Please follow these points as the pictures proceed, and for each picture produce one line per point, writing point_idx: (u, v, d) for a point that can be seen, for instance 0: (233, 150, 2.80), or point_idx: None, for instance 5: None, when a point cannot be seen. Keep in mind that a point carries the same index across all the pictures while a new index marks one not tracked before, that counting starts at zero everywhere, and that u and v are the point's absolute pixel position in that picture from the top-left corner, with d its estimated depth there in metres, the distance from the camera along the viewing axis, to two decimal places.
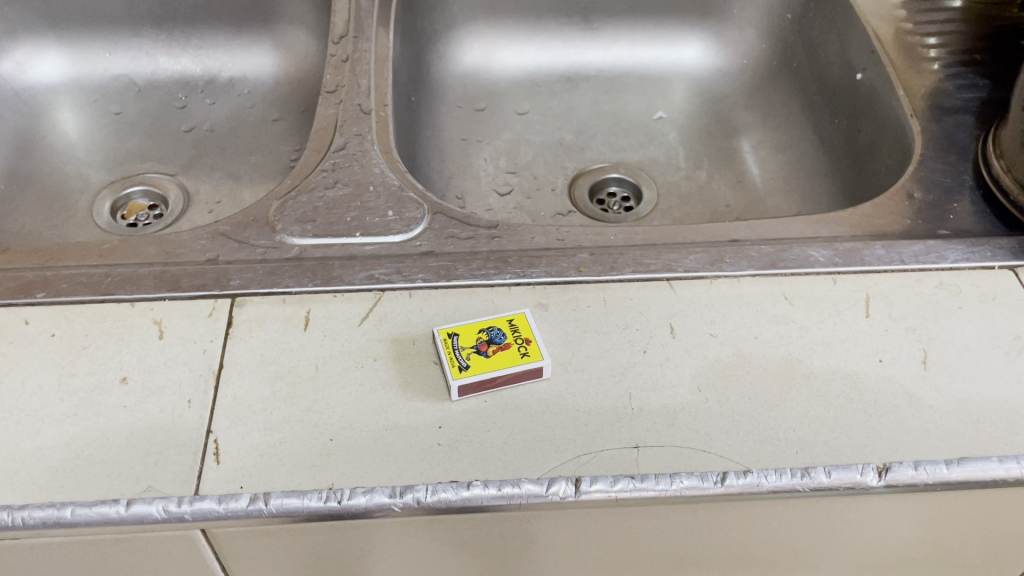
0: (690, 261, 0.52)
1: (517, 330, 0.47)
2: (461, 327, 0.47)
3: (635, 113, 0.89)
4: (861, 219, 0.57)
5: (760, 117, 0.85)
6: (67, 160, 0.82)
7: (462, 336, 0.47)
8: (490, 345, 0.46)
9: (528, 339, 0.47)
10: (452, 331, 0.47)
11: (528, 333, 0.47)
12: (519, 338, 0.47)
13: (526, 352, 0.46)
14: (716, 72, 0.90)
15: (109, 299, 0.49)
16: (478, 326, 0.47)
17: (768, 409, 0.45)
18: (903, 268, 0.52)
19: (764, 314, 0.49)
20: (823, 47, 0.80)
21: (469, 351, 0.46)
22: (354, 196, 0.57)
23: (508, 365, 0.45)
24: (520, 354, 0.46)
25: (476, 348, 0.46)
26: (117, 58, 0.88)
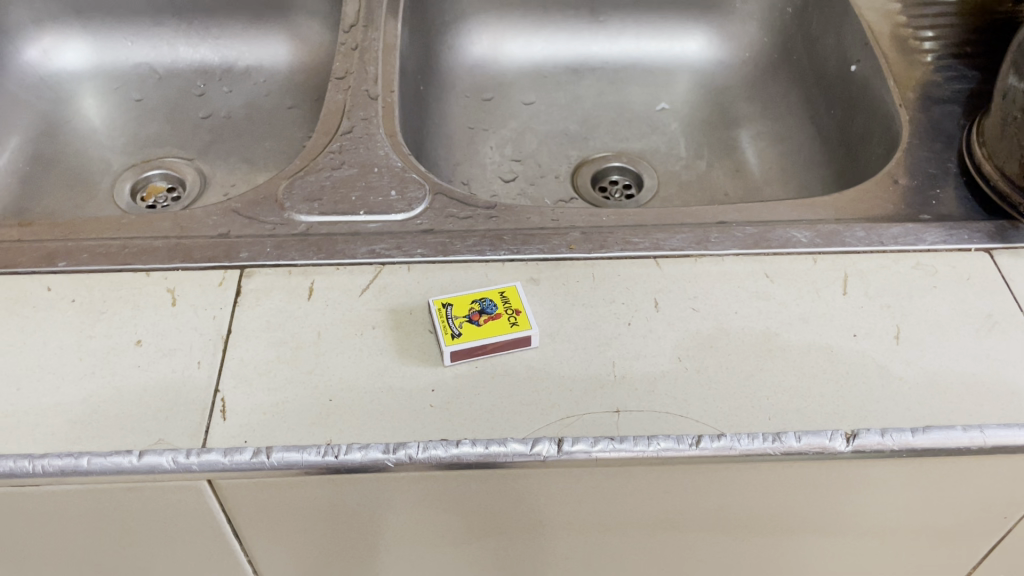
0: (676, 240, 0.55)
1: (507, 302, 0.50)
2: (454, 298, 0.50)
3: (637, 105, 0.92)
4: (845, 202, 0.59)
5: (759, 108, 0.88)
6: (89, 146, 0.88)
7: (455, 307, 0.49)
8: (482, 314, 0.49)
9: (517, 310, 0.49)
10: (446, 302, 0.50)
11: (519, 304, 0.50)
12: (509, 308, 0.49)
13: (516, 322, 0.48)
14: (719, 63, 0.92)
15: (125, 269, 0.52)
16: (471, 298, 0.50)
17: (745, 377, 0.47)
18: (881, 249, 0.54)
19: (744, 291, 0.52)
20: (820, 40, 0.82)
21: (461, 321, 0.48)
22: (359, 177, 0.61)
23: (499, 333, 0.47)
24: (510, 324, 0.48)
25: (468, 317, 0.49)
26: (138, 47, 0.94)
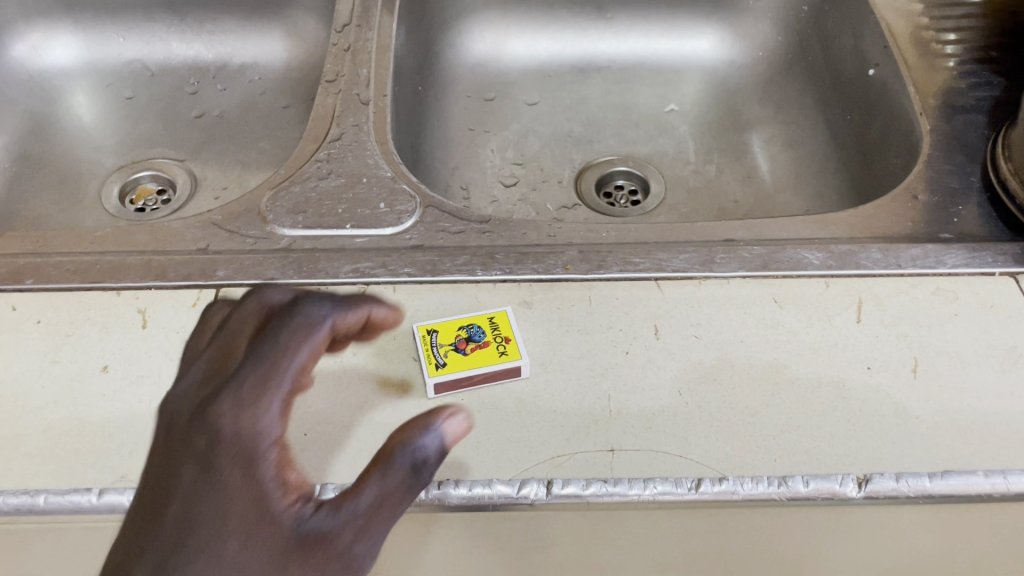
0: (679, 260, 0.51)
1: (497, 329, 0.47)
2: (441, 325, 0.47)
3: (645, 106, 0.88)
4: (861, 219, 0.56)
5: (772, 111, 0.84)
6: (79, 146, 0.86)
7: (441, 333, 0.47)
8: (468, 343, 0.46)
9: (507, 338, 0.47)
10: (431, 328, 0.47)
11: (508, 331, 0.47)
12: (498, 336, 0.47)
13: (505, 351, 0.46)
14: (731, 63, 0.88)
15: (96, 287, 0.50)
16: (457, 324, 0.47)
17: (749, 414, 0.44)
18: (899, 273, 0.51)
19: (751, 317, 0.48)
20: (838, 41, 0.78)
21: (447, 349, 0.46)
22: (346, 187, 0.58)
23: (485, 364, 0.45)
24: (499, 353, 0.45)
25: (454, 346, 0.46)
26: (130, 43, 0.91)
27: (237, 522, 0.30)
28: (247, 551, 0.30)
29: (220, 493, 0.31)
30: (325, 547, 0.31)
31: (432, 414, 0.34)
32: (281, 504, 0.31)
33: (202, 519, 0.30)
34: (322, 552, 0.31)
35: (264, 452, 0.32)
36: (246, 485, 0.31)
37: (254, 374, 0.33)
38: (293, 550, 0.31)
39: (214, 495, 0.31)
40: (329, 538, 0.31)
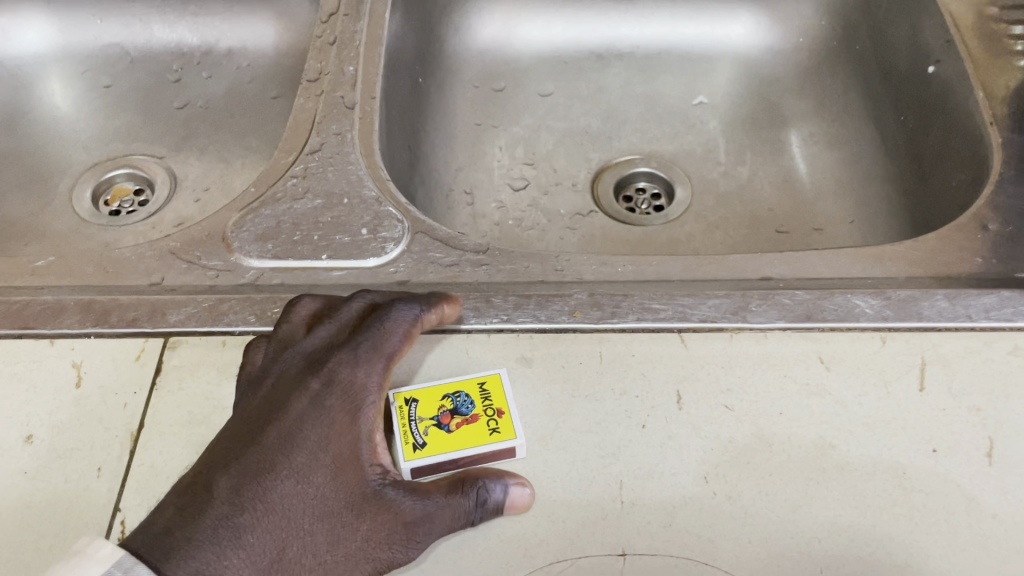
0: (707, 307, 0.44)
1: (488, 398, 0.40)
2: (421, 392, 0.40)
3: (670, 98, 0.79)
4: (922, 254, 0.47)
5: (814, 106, 0.75)
6: (51, 140, 0.79)
7: (422, 403, 0.40)
8: (453, 416, 0.39)
9: (500, 410, 0.40)
10: (409, 396, 0.40)
11: (501, 401, 0.40)
12: (489, 408, 0.40)
13: (496, 429, 0.39)
14: (768, 50, 0.79)
15: (26, 335, 0.43)
16: (441, 392, 0.40)
17: (789, 510, 0.37)
18: (970, 327, 0.43)
19: (792, 383, 0.41)
20: (892, 30, 0.68)
21: (428, 425, 0.39)
22: (324, 209, 0.50)
23: (474, 446, 0.38)
24: (489, 432, 0.39)
25: (437, 420, 0.39)
26: (108, 25, 0.83)
27: (327, 461, 0.36)
28: (332, 489, 0.35)
29: (321, 425, 0.36)
30: (391, 512, 0.35)
31: (498, 473, 0.37)
32: (365, 458, 0.36)
33: (304, 449, 0.36)
34: (389, 514, 0.35)
35: (363, 406, 0.37)
36: (342, 428, 0.37)
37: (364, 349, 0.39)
38: (367, 503, 0.35)
39: (314, 428, 0.36)
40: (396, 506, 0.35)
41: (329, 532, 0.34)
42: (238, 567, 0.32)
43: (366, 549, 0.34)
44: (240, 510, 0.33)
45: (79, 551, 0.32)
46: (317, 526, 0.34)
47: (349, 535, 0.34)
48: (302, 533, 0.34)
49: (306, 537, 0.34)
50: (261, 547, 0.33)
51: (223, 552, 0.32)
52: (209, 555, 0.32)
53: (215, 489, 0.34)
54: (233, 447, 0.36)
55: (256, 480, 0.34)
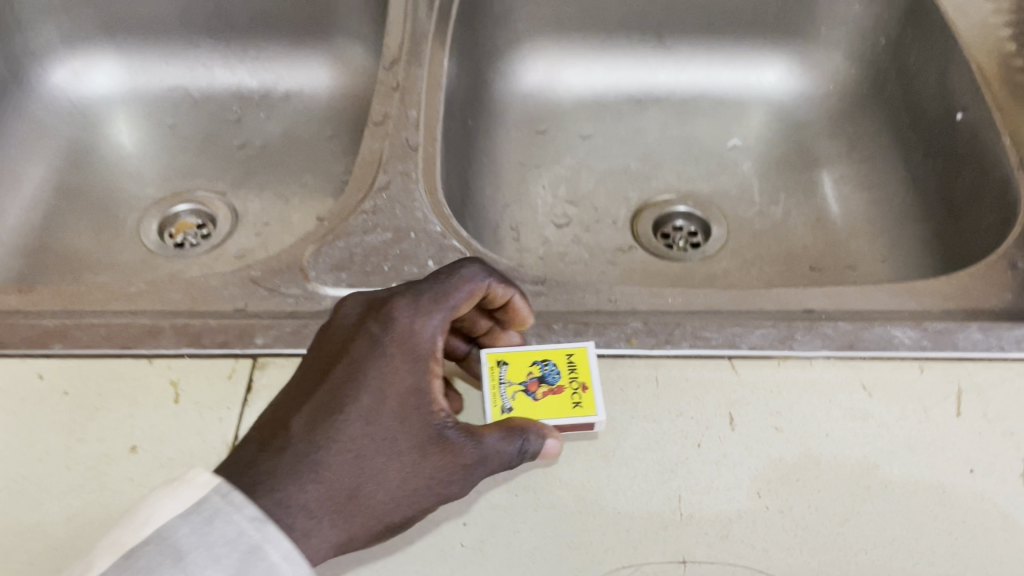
0: (755, 336, 0.47)
1: (575, 369, 0.44)
2: (512, 357, 0.45)
3: (706, 140, 0.83)
4: (957, 289, 0.50)
5: (844, 150, 0.79)
6: (119, 176, 0.83)
7: (511, 368, 0.44)
8: (540, 384, 0.44)
9: (585, 385, 0.43)
10: (501, 359, 0.45)
11: (587, 375, 0.43)
12: (574, 381, 0.43)
13: (579, 402, 0.43)
14: (800, 96, 0.83)
15: (126, 354, 0.46)
16: (530, 361, 0.44)
17: (837, 524, 0.40)
18: (1002, 358, 0.46)
19: (836, 407, 0.44)
20: (920, 79, 0.72)
21: (515, 390, 0.43)
22: (393, 242, 0.54)
23: (556, 415, 0.42)
24: (572, 403, 0.42)
25: (524, 386, 0.43)
26: (173, 68, 0.88)
27: (391, 401, 0.39)
28: (399, 429, 0.38)
29: (384, 369, 0.39)
30: (454, 454, 0.39)
31: (536, 423, 0.41)
32: (425, 403, 0.39)
33: (374, 390, 0.39)
34: (452, 453, 0.39)
35: (419, 356, 0.40)
36: (401, 375, 0.39)
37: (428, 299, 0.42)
38: (430, 442, 0.39)
39: (378, 371, 0.39)
40: (453, 445, 0.39)
41: (399, 468, 0.38)
42: (316, 498, 0.36)
43: (431, 483, 0.38)
44: (317, 448, 0.37)
45: (178, 480, 0.36)
46: (387, 462, 0.38)
47: (418, 470, 0.38)
48: (374, 468, 0.37)
49: (378, 472, 0.37)
50: (337, 483, 0.36)
51: (303, 486, 0.36)
52: (291, 489, 0.35)
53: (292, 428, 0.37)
54: (307, 392, 0.39)
55: (329, 420, 0.38)
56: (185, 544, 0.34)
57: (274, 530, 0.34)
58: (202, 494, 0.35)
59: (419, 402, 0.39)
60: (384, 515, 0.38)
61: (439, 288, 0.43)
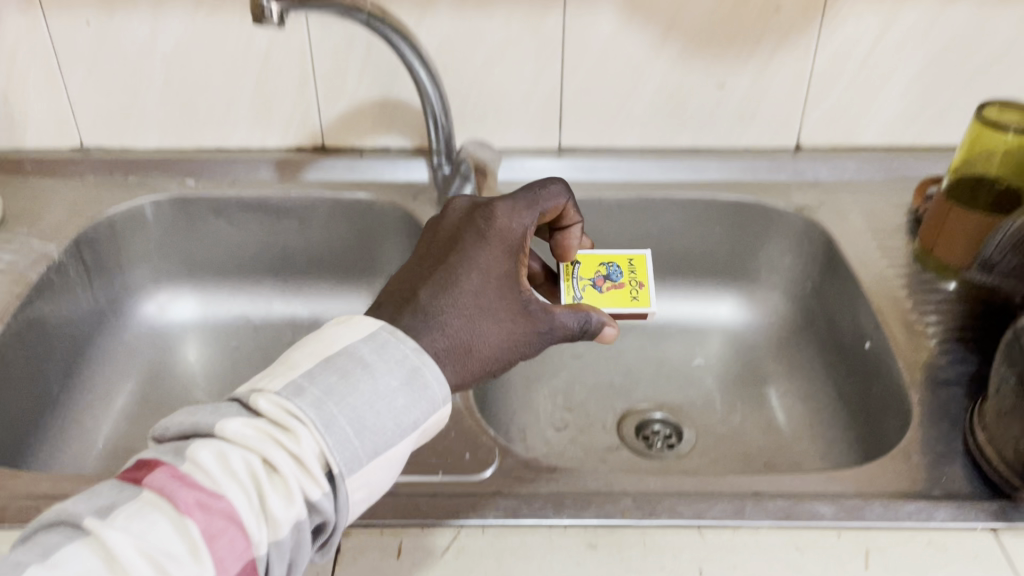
0: (715, 510, 0.63)
1: (631, 272, 0.81)
2: (588, 259, 0.81)
3: (675, 361, 1.02)
4: (866, 476, 0.67)
5: (786, 368, 0.98)
6: (190, 388, 1.00)
7: (588, 266, 0.80)
8: (608, 285, 0.79)
9: (638, 284, 0.79)
10: (582, 260, 0.80)
11: (639, 272, 0.80)
12: (631, 283, 0.79)
13: (637, 298, 0.78)
14: (749, 326, 1.04)
15: None
16: (599, 265, 0.80)
17: None
18: (898, 526, 0.62)
19: (777, 563, 0.59)
20: (837, 314, 0.93)
21: (591, 284, 0.78)
22: (438, 440, 0.71)
23: (625, 306, 0.77)
24: (633, 298, 0.78)
25: (596, 281, 0.79)
26: (239, 301, 1.08)
27: (492, 278, 0.60)
28: (496, 280, 0.60)
29: (488, 253, 0.61)
30: (531, 326, 0.60)
31: (598, 313, 0.66)
32: (514, 284, 0.61)
33: (482, 266, 0.60)
34: (530, 328, 0.60)
35: (504, 245, 0.62)
36: (493, 260, 0.61)
37: (512, 206, 0.65)
38: (517, 313, 0.60)
39: (483, 254, 0.61)
40: (528, 313, 0.61)
41: (497, 337, 0.58)
42: (444, 342, 0.56)
43: (515, 349, 0.59)
44: (444, 307, 0.57)
45: (348, 321, 0.54)
46: (489, 324, 0.58)
47: (508, 342, 0.59)
48: (480, 324, 0.58)
49: (485, 335, 0.58)
50: (458, 337, 0.57)
51: (433, 334, 0.56)
52: (429, 340, 0.55)
53: (426, 294, 0.58)
54: (431, 276, 0.59)
55: (452, 288, 0.58)
56: (367, 357, 0.52)
57: (427, 361, 0.53)
58: (372, 329, 0.54)
59: (510, 289, 0.60)
60: (484, 364, 0.58)
61: (514, 206, 0.65)
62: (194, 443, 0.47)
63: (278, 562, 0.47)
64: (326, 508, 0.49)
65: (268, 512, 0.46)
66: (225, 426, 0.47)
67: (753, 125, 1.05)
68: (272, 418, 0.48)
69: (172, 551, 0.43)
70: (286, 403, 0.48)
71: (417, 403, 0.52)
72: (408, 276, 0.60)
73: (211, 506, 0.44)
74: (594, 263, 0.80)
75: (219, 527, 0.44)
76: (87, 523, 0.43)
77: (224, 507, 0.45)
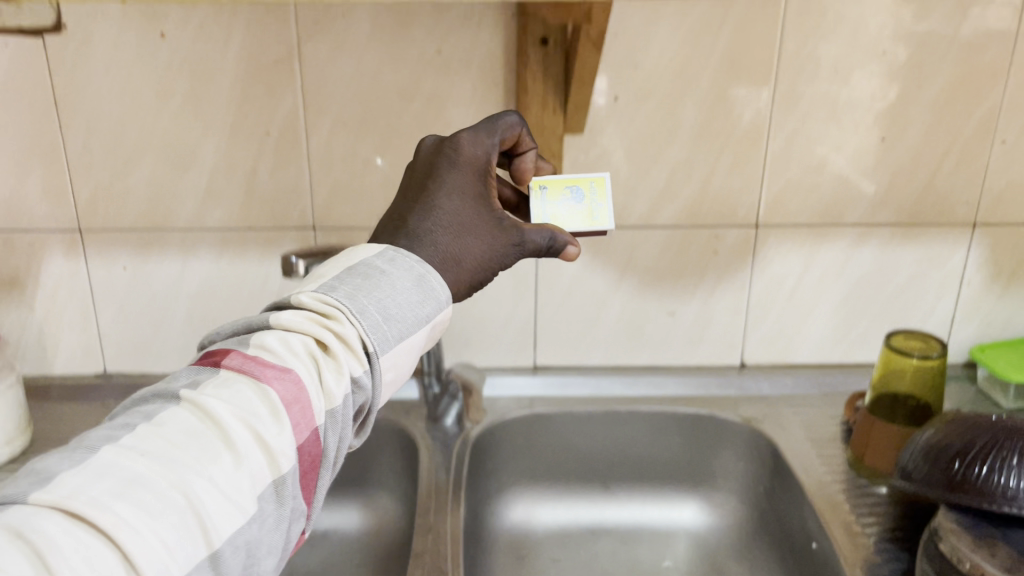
0: None
1: (590, 190, 0.82)
2: (548, 185, 0.81)
3: (645, 562, 1.09)
4: None
5: (747, 568, 1.07)
6: None
7: (549, 190, 0.81)
8: (568, 203, 0.81)
9: (597, 203, 0.81)
10: (542, 185, 0.81)
11: (599, 189, 0.82)
12: (590, 199, 0.81)
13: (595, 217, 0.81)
14: (712, 528, 1.13)
15: None
16: (561, 187, 0.81)
17: None
18: None
19: None
20: (788, 516, 1.04)
21: (552, 207, 0.81)
22: None
23: (585, 225, 0.80)
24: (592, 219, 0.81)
25: (557, 208, 0.81)
26: None
27: (466, 204, 0.69)
28: (470, 215, 0.69)
29: (460, 180, 0.70)
30: (506, 238, 0.70)
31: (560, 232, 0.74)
32: (488, 206, 0.70)
33: (455, 202, 0.69)
34: (506, 235, 0.70)
35: (473, 171, 0.70)
36: (465, 182, 0.70)
37: (476, 137, 0.72)
38: (493, 224, 0.70)
39: (457, 183, 0.69)
40: (499, 227, 0.70)
41: (476, 230, 0.69)
42: (431, 253, 0.67)
43: (497, 242, 0.69)
44: (426, 244, 0.67)
45: (358, 253, 0.66)
46: (468, 236, 0.68)
47: (489, 236, 0.69)
48: (459, 249, 0.68)
49: (468, 235, 0.68)
50: (441, 263, 0.67)
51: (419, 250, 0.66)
52: (412, 273, 0.64)
53: (409, 232, 0.67)
54: (417, 192, 0.70)
55: (431, 225, 0.67)
56: (381, 266, 0.63)
57: (430, 270, 0.65)
58: (369, 257, 0.64)
59: (484, 194, 0.71)
60: (472, 274, 0.69)
61: (478, 134, 0.72)
62: (256, 334, 0.59)
63: (332, 433, 0.58)
64: (366, 383, 0.60)
65: (325, 386, 0.57)
66: (281, 317, 0.59)
67: (704, 346, 1.20)
68: (318, 310, 0.59)
69: (256, 412, 0.54)
70: (322, 297, 0.60)
71: (427, 300, 0.64)
72: (398, 210, 0.70)
73: (283, 377, 0.56)
74: (559, 190, 0.81)
75: (292, 394, 0.55)
76: (184, 394, 0.54)
77: (291, 377, 0.56)
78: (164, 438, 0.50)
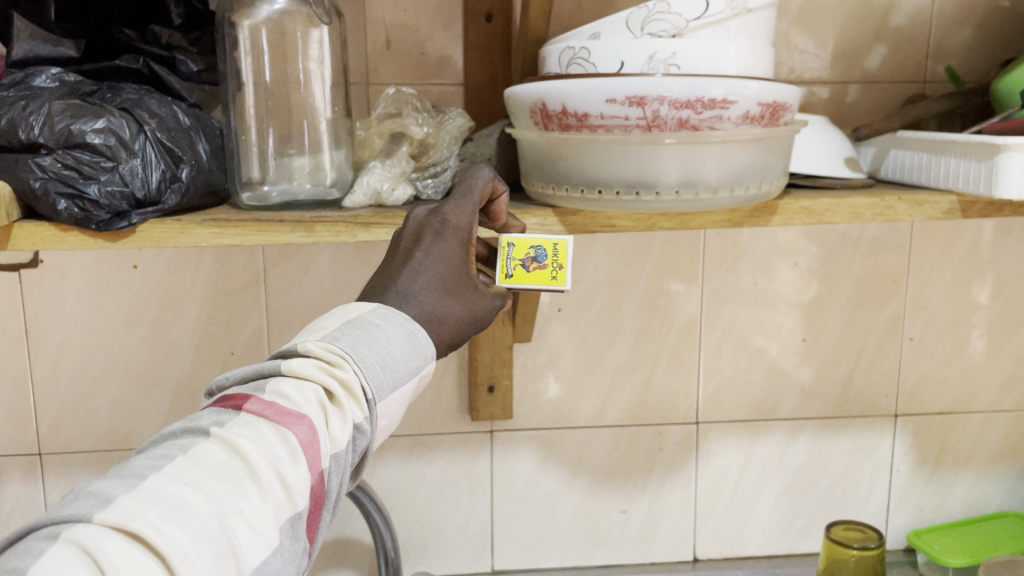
0: None
1: (556, 253, 0.72)
2: (517, 241, 0.73)
3: None
4: None
5: None
6: None
7: (516, 248, 0.73)
8: (533, 261, 0.72)
9: (561, 264, 0.72)
10: (510, 242, 0.73)
11: (563, 258, 0.72)
12: (554, 261, 0.72)
13: (555, 277, 0.72)
14: None
15: None
16: (529, 245, 0.72)
17: None
18: None
19: None
20: None
21: (518, 263, 0.72)
22: None
23: (543, 284, 0.72)
24: (552, 278, 0.72)
25: (523, 262, 0.72)
26: None
27: (449, 267, 0.66)
28: (451, 278, 0.66)
29: (444, 245, 0.67)
30: (481, 305, 0.67)
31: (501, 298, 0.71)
32: (467, 271, 0.67)
33: (438, 266, 0.65)
34: (480, 300, 0.67)
35: (458, 237, 0.68)
36: (450, 248, 0.67)
37: (460, 206, 0.69)
38: (470, 289, 0.67)
39: (442, 248, 0.66)
40: (482, 293, 0.67)
41: (454, 293, 0.65)
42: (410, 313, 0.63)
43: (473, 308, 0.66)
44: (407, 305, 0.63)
45: (346, 309, 0.62)
46: (449, 299, 0.65)
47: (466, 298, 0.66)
48: (438, 311, 0.64)
49: (446, 298, 0.65)
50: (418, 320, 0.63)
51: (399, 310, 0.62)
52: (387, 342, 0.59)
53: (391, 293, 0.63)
54: (400, 256, 0.66)
55: (413, 290, 0.64)
56: (374, 317, 0.61)
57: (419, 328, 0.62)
58: (363, 310, 0.61)
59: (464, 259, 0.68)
60: (447, 338, 0.65)
61: (460, 201, 0.69)
62: (271, 379, 0.57)
63: (337, 476, 0.57)
64: (366, 431, 0.58)
65: (332, 434, 0.56)
66: (292, 363, 0.57)
67: (657, 543, 1.23)
68: (326, 358, 0.57)
69: (277, 454, 0.53)
70: (327, 347, 0.58)
71: (419, 355, 0.61)
72: (381, 268, 0.67)
73: (297, 422, 0.54)
74: (522, 245, 0.73)
75: (310, 437, 0.54)
76: (212, 430, 0.53)
77: (308, 422, 0.55)
78: (199, 470, 0.50)
